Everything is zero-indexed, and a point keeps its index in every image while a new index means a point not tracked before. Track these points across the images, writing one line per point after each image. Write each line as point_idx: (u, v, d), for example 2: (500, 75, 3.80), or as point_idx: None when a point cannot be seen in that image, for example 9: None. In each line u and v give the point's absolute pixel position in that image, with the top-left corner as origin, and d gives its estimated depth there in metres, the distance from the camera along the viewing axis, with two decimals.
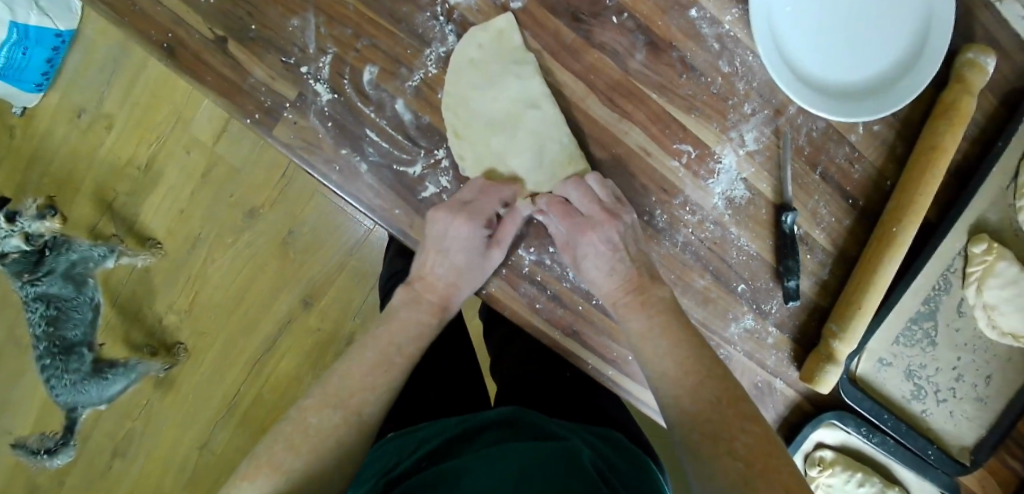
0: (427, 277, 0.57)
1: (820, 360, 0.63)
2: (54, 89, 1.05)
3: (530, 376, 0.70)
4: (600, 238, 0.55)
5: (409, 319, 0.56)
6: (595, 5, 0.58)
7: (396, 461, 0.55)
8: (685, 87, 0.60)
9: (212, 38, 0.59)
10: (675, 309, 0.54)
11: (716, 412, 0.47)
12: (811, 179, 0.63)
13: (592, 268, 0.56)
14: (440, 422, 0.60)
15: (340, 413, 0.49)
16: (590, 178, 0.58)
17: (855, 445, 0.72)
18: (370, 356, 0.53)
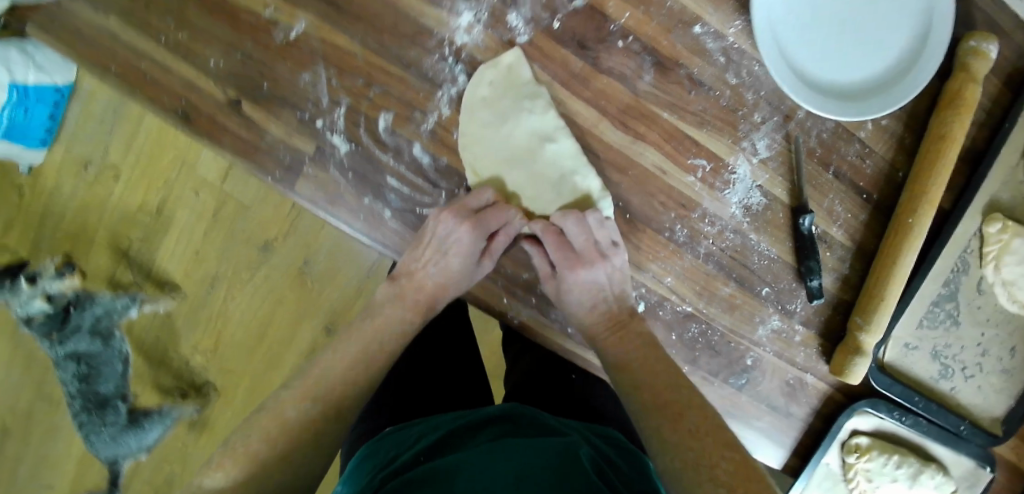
0: (416, 274, 0.57)
1: (848, 353, 0.65)
2: (58, 142, 1.04)
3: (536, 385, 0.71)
4: (586, 273, 0.57)
5: (393, 317, 0.56)
6: (599, 31, 0.59)
7: (396, 453, 0.55)
8: (694, 103, 0.61)
9: (226, 101, 0.59)
10: (653, 344, 0.55)
11: (697, 440, 0.46)
12: (825, 179, 0.64)
13: (579, 298, 0.57)
14: (434, 419, 0.61)
15: (320, 407, 0.49)
16: (590, 215, 0.58)
17: (890, 430, 0.72)
18: (354, 349, 0.53)
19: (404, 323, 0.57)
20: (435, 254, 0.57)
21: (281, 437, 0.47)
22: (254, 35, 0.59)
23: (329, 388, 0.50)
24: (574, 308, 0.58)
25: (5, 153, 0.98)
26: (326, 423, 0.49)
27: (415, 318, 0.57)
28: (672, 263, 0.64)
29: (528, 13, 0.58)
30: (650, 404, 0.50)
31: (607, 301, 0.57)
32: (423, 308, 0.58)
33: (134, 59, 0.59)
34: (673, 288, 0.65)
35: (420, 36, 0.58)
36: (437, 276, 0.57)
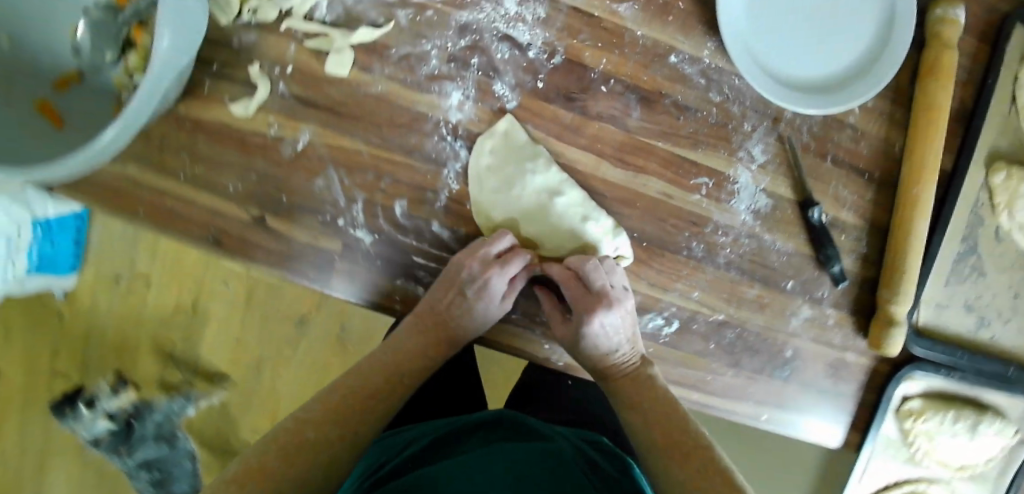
0: (440, 311, 0.59)
1: (882, 326, 0.67)
2: (88, 261, 1.04)
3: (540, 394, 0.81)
4: (604, 317, 0.57)
5: (415, 351, 0.59)
6: (582, 81, 0.62)
7: (385, 459, 0.62)
8: (684, 127, 0.64)
9: (250, 219, 0.61)
10: (663, 389, 0.58)
11: (707, 480, 0.50)
12: (825, 168, 0.67)
13: (593, 345, 0.57)
14: (428, 423, 0.69)
15: (337, 429, 0.52)
16: (609, 263, 0.60)
17: (939, 389, 0.72)
18: (377, 379, 0.57)
19: (425, 356, 0.60)
20: (457, 298, 0.59)
21: (301, 457, 0.49)
22: (263, 153, 0.61)
23: (350, 408, 0.54)
24: (589, 355, 0.58)
25: (40, 284, 0.99)
26: (344, 446, 0.52)
27: (436, 350, 0.60)
28: (696, 278, 0.67)
29: (512, 80, 0.62)
30: (658, 440, 0.54)
31: (622, 352, 0.59)
32: (440, 343, 0.60)
33: (156, 197, 0.61)
34: (701, 301, 0.67)
35: (417, 122, 0.61)
36: (459, 316, 0.59)
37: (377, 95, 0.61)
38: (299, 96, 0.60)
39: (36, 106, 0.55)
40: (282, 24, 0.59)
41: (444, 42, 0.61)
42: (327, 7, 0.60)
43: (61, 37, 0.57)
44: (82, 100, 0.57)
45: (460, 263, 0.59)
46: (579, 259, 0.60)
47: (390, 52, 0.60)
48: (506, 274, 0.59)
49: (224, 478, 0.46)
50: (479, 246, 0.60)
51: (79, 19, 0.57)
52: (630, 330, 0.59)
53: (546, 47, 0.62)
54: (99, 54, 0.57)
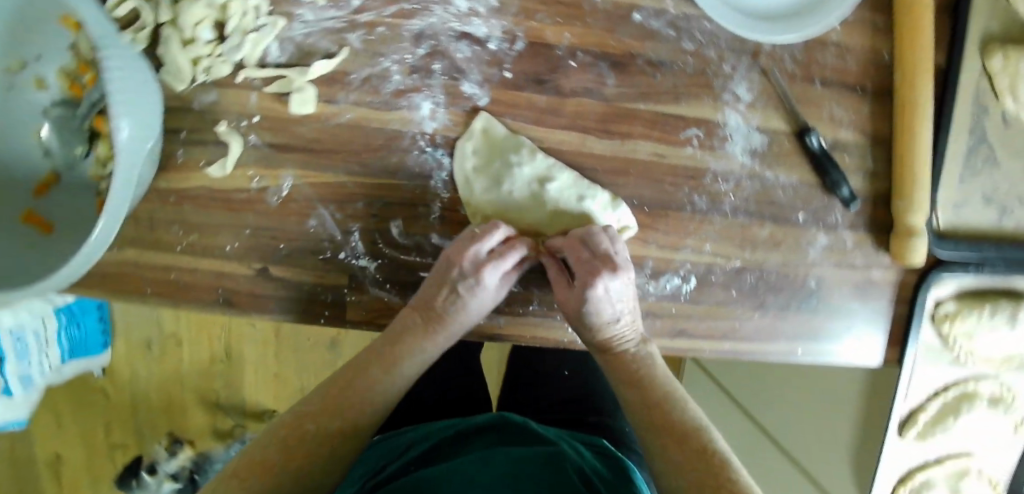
0: (434, 303, 0.55)
1: (903, 238, 0.65)
2: (118, 337, 1.06)
3: (535, 384, 0.82)
4: (609, 280, 0.53)
5: (411, 347, 0.55)
6: (549, 61, 0.60)
7: (385, 463, 0.63)
8: (662, 83, 0.62)
9: (254, 272, 0.62)
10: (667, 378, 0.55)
11: (702, 461, 0.48)
12: (815, 92, 0.64)
13: (595, 311, 0.53)
14: (425, 427, 0.69)
15: (336, 421, 0.49)
16: (611, 229, 0.57)
17: (969, 287, 0.71)
18: (376, 372, 0.53)
19: (424, 355, 0.55)
20: (450, 295, 0.55)
21: (299, 448, 0.47)
22: (250, 206, 0.61)
23: (349, 403, 0.50)
24: (592, 323, 0.54)
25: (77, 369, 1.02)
26: (344, 440, 0.49)
27: (433, 348, 0.56)
28: (705, 232, 0.66)
29: (478, 77, 0.60)
30: (657, 422, 0.52)
31: (623, 321, 0.55)
32: (436, 336, 0.56)
33: (161, 272, 0.61)
34: (714, 252, 0.66)
35: (393, 141, 0.60)
36: (451, 314, 0.56)
37: (348, 124, 0.60)
38: (273, 142, 0.60)
39: (22, 216, 0.55)
40: (237, 74, 0.58)
41: (401, 55, 0.59)
42: (278, 47, 0.58)
43: (26, 141, 0.57)
44: (62, 199, 0.57)
45: (449, 259, 0.55)
46: (583, 227, 0.57)
47: (350, 77, 0.59)
48: (503, 267, 0.56)
49: (223, 474, 0.45)
50: (468, 236, 0.56)
51: (40, 120, 0.57)
52: (632, 300, 0.55)
53: (505, 35, 0.59)
54: (69, 151, 0.57)
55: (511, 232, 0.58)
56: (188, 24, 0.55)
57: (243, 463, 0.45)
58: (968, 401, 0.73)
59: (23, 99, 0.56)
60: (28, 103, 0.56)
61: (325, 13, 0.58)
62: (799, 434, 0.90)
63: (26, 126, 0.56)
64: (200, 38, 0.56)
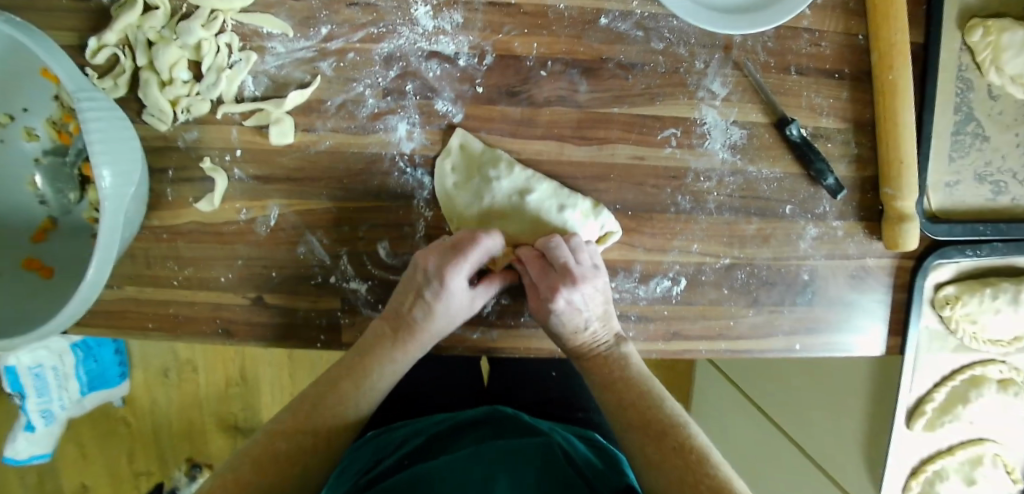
0: (405, 311, 0.56)
1: (893, 223, 0.64)
2: (135, 367, 1.07)
3: (526, 382, 0.78)
4: (568, 293, 0.55)
5: (383, 356, 0.55)
6: (520, 72, 0.61)
7: (378, 459, 0.63)
8: (635, 85, 0.62)
9: (250, 301, 0.63)
10: (641, 377, 0.56)
11: (680, 458, 0.48)
12: (791, 82, 0.64)
13: (560, 323, 0.56)
14: (419, 422, 0.69)
15: (309, 436, 0.49)
16: (574, 240, 0.59)
17: (969, 270, 0.70)
18: (347, 383, 0.53)
19: (395, 363, 0.56)
20: (418, 301, 0.56)
21: (270, 464, 0.46)
22: (240, 238, 0.62)
23: (323, 417, 0.50)
24: (560, 334, 0.57)
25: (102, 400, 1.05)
26: (321, 453, 0.49)
27: (404, 353, 0.56)
28: (691, 231, 0.65)
29: (451, 94, 0.61)
30: (635, 423, 0.52)
31: (591, 329, 0.57)
32: (408, 344, 0.56)
33: (160, 308, 0.63)
34: (703, 251, 0.66)
35: (373, 164, 0.61)
36: (421, 321, 0.56)
37: (327, 151, 0.61)
38: (257, 174, 0.61)
39: (22, 263, 0.57)
40: (216, 111, 0.60)
41: (374, 79, 0.60)
42: (253, 81, 0.60)
43: (21, 192, 0.58)
44: (59, 244, 0.59)
45: (417, 267, 0.57)
46: (543, 239, 0.59)
47: (326, 105, 0.60)
48: (469, 273, 0.56)
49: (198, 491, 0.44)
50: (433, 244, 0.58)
51: (32, 170, 0.59)
52: (598, 307, 0.58)
53: (474, 50, 0.60)
54: (62, 197, 0.59)
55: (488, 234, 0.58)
56: (164, 65, 0.57)
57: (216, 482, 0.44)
58: (976, 387, 0.72)
59: (14, 151, 0.58)
60: (20, 154, 0.58)
61: (296, 44, 0.60)
62: (815, 427, 0.87)
63: (19, 176, 0.58)
64: (178, 78, 0.58)
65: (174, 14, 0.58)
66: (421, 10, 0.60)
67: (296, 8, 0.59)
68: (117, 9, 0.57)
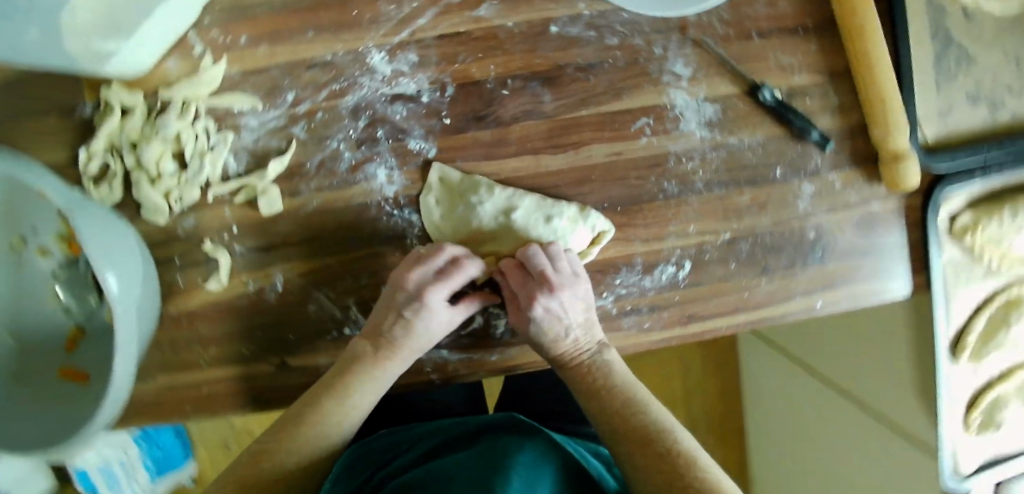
0: (383, 330, 0.56)
1: (889, 164, 0.63)
2: (198, 448, 1.06)
3: (535, 395, 0.82)
4: (547, 300, 0.56)
5: (361, 371, 0.55)
6: (482, 96, 0.62)
7: (393, 457, 0.67)
8: (598, 85, 0.62)
9: (273, 368, 0.65)
10: (628, 383, 0.57)
11: (667, 462, 0.50)
12: (755, 46, 0.63)
13: (543, 331, 0.56)
14: (431, 422, 0.72)
15: (297, 454, 0.49)
16: (550, 248, 0.59)
17: (980, 194, 0.68)
18: (330, 400, 0.53)
19: (372, 376, 0.55)
20: (398, 319, 0.56)
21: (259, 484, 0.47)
22: (254, 308, 0.64)
23: (309, 436, 0.51)
24: (543, 342, 0.57)
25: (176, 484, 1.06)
26: (303, 471, 0.49)
27: (381, 367, 0.55)
28: (685, 214, 0.65)
29: (421, 132, 0.62)
30: (619, 431, 0.54)
31: (573, 337, 0.58)
32: (388, 360, 0.56)
33: (190, 389, 0.65)
34: (700, 231, 0.65)
35: (361, 214, 0.63)
36: (401, 339, 0.56)
37: (316, 211, 0.63)
38: (256, 246, 0.64)
39: (60, 372, 0.61)
40: (207, 194, 0.62)
41: (346, 133, 0.62)
42: (235, 158, 0.63)
43: (48, 306, 0.63)
44: (90, 347, 0.62)
45: (395, 284, 0.56)
46: (522, 249, 0.59)
47: (306, 167, 0.62)
48: (450, 287, 0.56)
49: None
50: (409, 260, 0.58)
51: (53, 284, 0.62)
52: (580, 314, 0.58)
53: (434, 85, 0.62)
54: (84, 303, 0.63)
55: (458, 250, 0.58)
56: (151, 162, 0.60)
57: None
58: (1015, 310, 0.69)
59: (36, 271, 0.62)
60: (40, 272, 0.62)
61: (267, 116, 0.62)
62: (864, 381, 0.85)
63: (43, 293, 0.63)
64: (165, 172, 0.61)
65: (151, 111, 0.62)
66: (376, 59, 0.61)
67: (262, 83, 0.62)
68: (100, 118, 0.61)
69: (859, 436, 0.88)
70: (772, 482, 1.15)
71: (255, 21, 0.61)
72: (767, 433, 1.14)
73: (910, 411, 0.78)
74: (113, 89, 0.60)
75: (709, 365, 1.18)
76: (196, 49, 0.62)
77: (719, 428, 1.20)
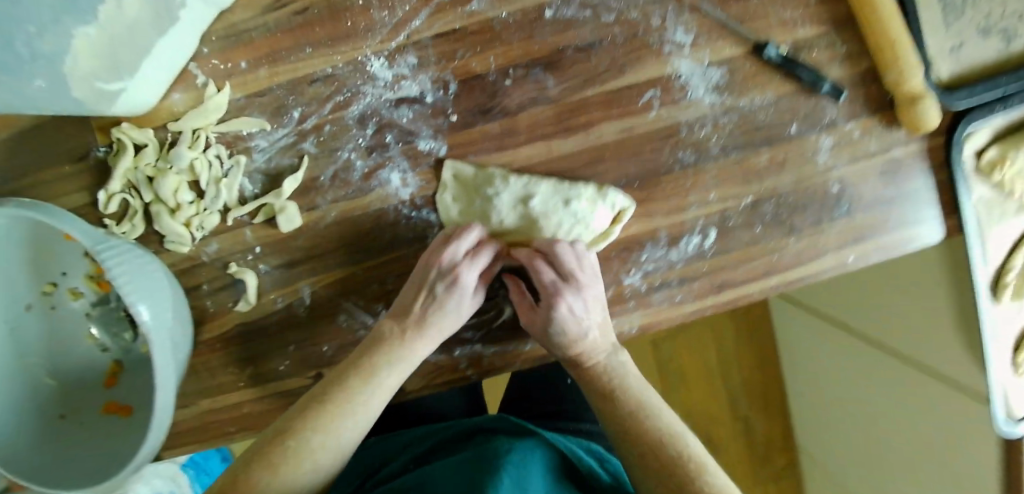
0: (412, 309, 0.56)
1: (907, 107, 0.61)
2: None
3: (538, 393, 0.88)
4: (568, 300, 0.56)
5: (387, 349, 0.54)
6: (486, 89, 0.62)
7: (387, 461, 0.69)
8: (600, 63, 0.62)
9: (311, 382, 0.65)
10: (639, 385, 0.57)
11: (676, 464, 0.50)
12: (755, 5, 0.62)
13: (561, 331, 0.56)
14: (423, 426, 0.74)
15: (318, 436, 0.48)
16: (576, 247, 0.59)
17: (1002, 128, 0.66)
18: (355, 379, 0.52)
19: (398, 352, 0.54)
20: (428, 298, 0.56)
21: (282, 464, 0.46)
22: (286, 324, 0.65)
23: (331, 417, 0.50)
24: (560, 341, 0.57)
25: None
26: (326, 453, 0.48)
27: (408, 342, 0.55)
28: (703, 182, 0.64)
29: (429, 132, 0.62)
30: (626, 432, 0.54)
31: (591, 338, 0.57)
32: (418, 335, 0.55)
33: (232, 412, 0.65)
34: (721, 197, 0.65)
35: (379, 220, 0.63)
36: (431, 316, 0.56)
37: (335, 222, 0.63)
38: (280, 264, 0.64)
39: (105, 409, 0.63)
40: (227, 219, 0.63)
41: (355, 142, 0.62)
42: (250, 180, 0.63)
43: (85, 346, 0.64)
44: (130, 382, 0.64)
45: (426, 264, 0.57)
46: (547, 241, 0.59)
47: (320, 180, 0.63)
48: (479, 268, 0.57)
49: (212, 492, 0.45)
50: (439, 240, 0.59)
51: (88, 325, 0.63)
52: (596, 314, 0.58)
53: (436, 84, 0.62)
54: (120, 339, 0.64)
55: (482, 235, 0.60)
56: (168, 194, 0.61)
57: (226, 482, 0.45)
58: None
59: (69, 314, 0.63)
60: (74, 314, 0.63)
61: (276, 135, 0.63)
62: (901, 331, 0.83)
63: (78, 334, 0.63)
64: (183, 202, 0.61)
65: (162, 145, 0.63)
66: (376, 65, 0.62)
67: (266, 102, 0.62)
68: (114, 158, 0.62)
69: (899, 387, 0.87)
70: (819, 447, 1.14)
71: (249, 46, 0.61)
72: (809, 395, 1.12)
73: (950, 353, 0.76)
74: (125, 128, 0.61)
75: (743, 336, 1.17)
76: (198, 79, 0.62)
77: (758, 396, 1.20)
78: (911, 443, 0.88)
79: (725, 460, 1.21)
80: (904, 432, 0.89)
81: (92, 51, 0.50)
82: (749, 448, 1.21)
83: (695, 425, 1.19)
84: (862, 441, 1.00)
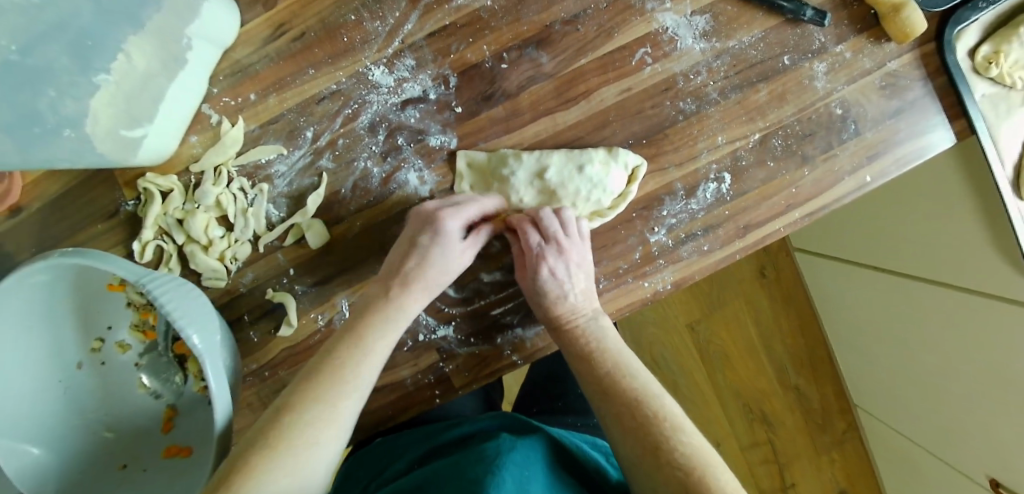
0: (400, 265, 0.57)
1: (893, 17, 0.62)
2: None
3: (548, 387, 0.89)
4: (553, 262, 0.58)
5: (380, 311, 0.55)
6: (485, 77, 0.64)
7: (386, 463, 0.68)
8: (588, 32, 0.64)
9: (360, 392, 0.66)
10: (621, 354, 0.57)
11: (654, 425, 0.50)
12: None
13: (545, 290, 0.58)
14: (423, 427, 0.72)
15: (320, 406, 0.48)
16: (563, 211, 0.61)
17: (994, 23, 0.66)
18: (347, 348, 0.52)
19: (389, 322, 0.55)
20: (415, 249, 0.58)
21: (285, 439, 0.45)
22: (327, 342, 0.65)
23: (330, 386, 0.49)
24: (541, 303, 0.58)
25: None
26: (331, 421, 0.48)
27: (397, 303, 0.56)
28: (709, 127, 0.65)
29: (438, 128, 0.65)
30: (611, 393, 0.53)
31: (574, 299, 0.58)
32: (402, 288, 0.57)
33: None
34: (729, 139, 0.66)
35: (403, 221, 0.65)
36: (417, 269, 0.57)
37: (362, 231, 0.65)
38: (314, 282, 0.65)
39: (163, 454, 0.63)
40: (258, 247, 0.65)
41: (369, 150, 0.64)
42: (274, 206, 0.65)
43: (139, 396, 0.65)
44: (185, 424, 0.64)
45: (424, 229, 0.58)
46: (536, 209, 0.61)
47: (341, 193, 0.65)
48: (463, 218, 0.59)
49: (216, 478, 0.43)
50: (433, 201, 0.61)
51: (138, 374, 0.65)
52: (580, 276, 0.59)
53: (437, 81, 0.64)
54: (171, 384, 0.65)
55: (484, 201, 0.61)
56: (200, 232, 0.63)
57: (231, 462, 0.43)
58: None
59: (119, 366, 0.64)
60: (124, 366, 0.64)
61: (293, 157, 0.65)
62: (920, 255, 0.82)
63: (130, 386, 0.65)
64: (214, 237, 0.64)
65: (187, 188, 0.65)
66: (377, 74, 0.64)
67: (279, 128, 0.65)
68: (143, 209, 0.64)
69: (926, 314, 0.85)
70: (868, 394, 1.11)
71: (256, 78, 0.64)
72: (846, 339, 1.10)
73: (977, 266, 0.73)
74: (150, 177, 0.63)
75: (778, 299, 1.16)
76: (211, 119, 0.65)
77: (804, 359, 1.18)
78: (942, 360, 0.86)
79: (783, 432, 1.18)
80: (940, 355, 0.86)
81: (109, 107, 0.52)
82: (805, 416, 1.18)
83: (744, 398, 1.17)
84: (903, 379, 0.97)
